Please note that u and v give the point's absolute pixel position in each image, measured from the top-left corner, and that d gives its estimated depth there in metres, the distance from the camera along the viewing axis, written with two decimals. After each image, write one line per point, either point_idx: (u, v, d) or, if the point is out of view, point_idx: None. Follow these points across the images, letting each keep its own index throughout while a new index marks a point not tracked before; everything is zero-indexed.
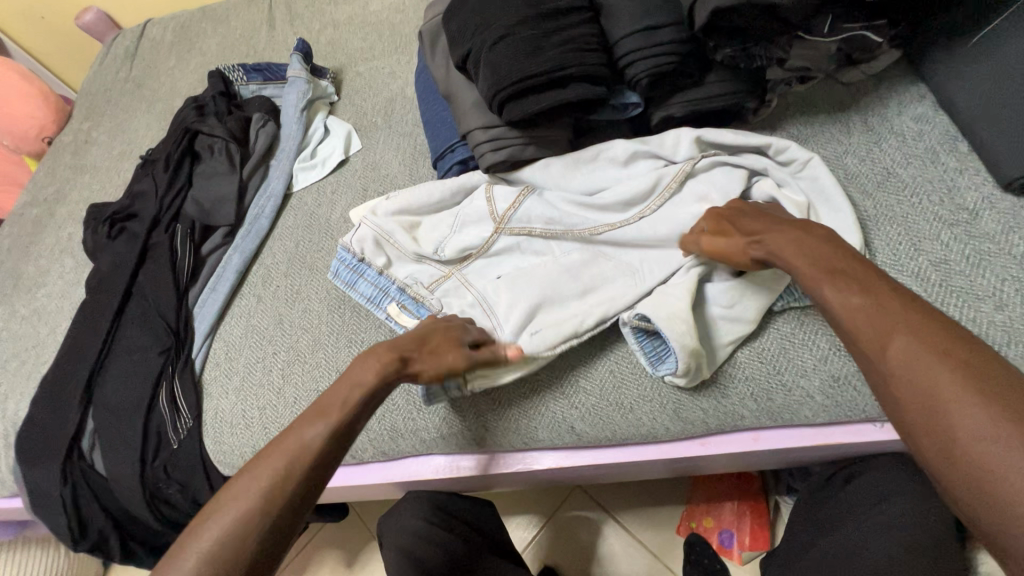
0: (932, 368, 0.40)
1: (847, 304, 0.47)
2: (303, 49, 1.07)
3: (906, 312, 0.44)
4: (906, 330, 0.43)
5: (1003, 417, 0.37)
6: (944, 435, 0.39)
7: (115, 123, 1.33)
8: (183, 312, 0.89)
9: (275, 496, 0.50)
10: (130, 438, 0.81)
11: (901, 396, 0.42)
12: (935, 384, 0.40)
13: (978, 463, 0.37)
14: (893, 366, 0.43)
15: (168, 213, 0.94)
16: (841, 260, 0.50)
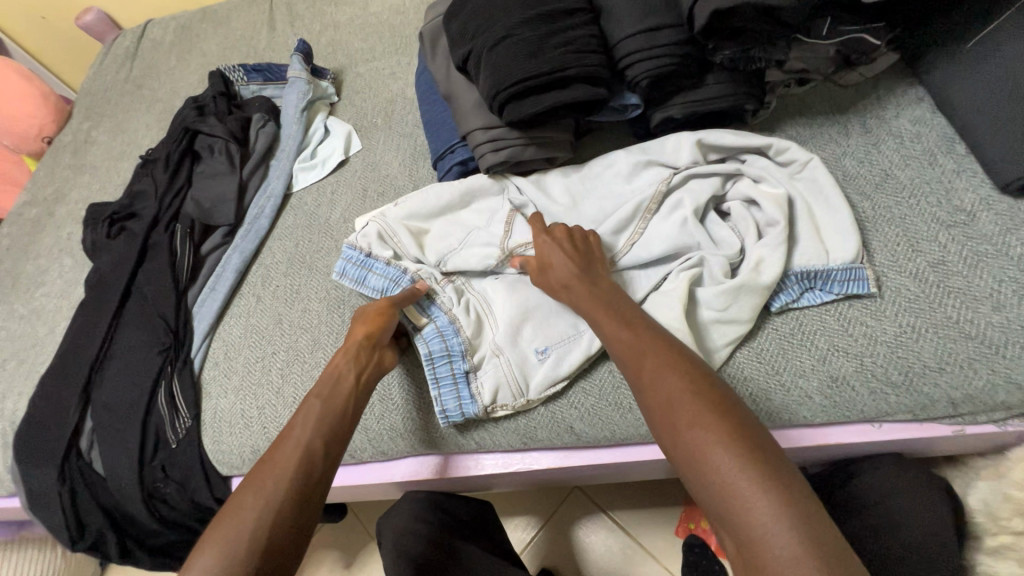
0: (683, 399, 0.46)
1: (619, 336, 0.55)
2: (304, 49, 1.07)
3: (656, 351, 0.51)
4: (655, 354, 0.51)
5: (709, 432, 0.43)
6: (691, 457, 0.44)
7: (114, 123, 1.33)
8: (183, 312, 0.89)
9: (274, 498, 0.51)
10: (129, 438, 0.80)
11: (654, 413, 0.48)
12: (686, 415, 0.46)
13: (716, 480, 0.42)
14: (648, 389, 0.49)
15: (168, 213, 0.94)
16: (616, 298, 0.59)
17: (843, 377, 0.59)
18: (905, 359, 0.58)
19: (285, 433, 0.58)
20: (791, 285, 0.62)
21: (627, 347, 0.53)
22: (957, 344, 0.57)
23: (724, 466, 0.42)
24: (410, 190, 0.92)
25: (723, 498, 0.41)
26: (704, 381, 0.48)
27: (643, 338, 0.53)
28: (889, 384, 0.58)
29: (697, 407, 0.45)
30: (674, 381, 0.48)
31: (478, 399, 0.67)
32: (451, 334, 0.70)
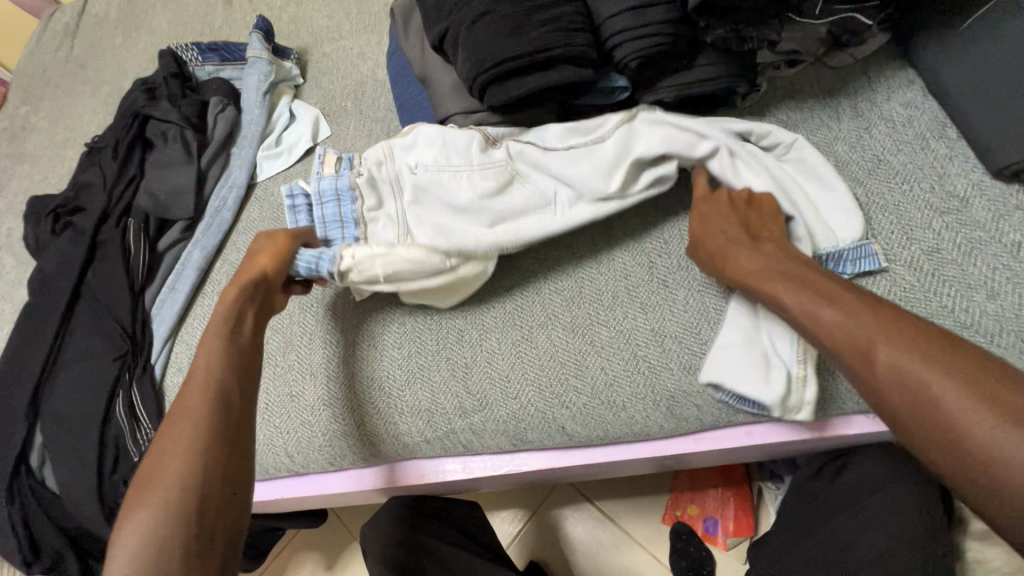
0: (916, 368, 0.42)
1: (815, 312, 0.49)
2: (264, 27, 0.99)
3: (875, 313, 0.46)
4: (882, 330, 0.45)
5: (969, 396, 0.40)
6: (929, 420, 0.41)
7: (55, 107, 1.22)
8: (140, 315, 0.82)
9: (180, 458, 0.46)
10: (86, 452, 0.75)
11: (891, 398, 0.43)
12: (927, 384, 0.41)
13: (964, 446, 0.39)
14: (883, 368, 0.44)
15: (118, 206, 0.87)
16: (803, 270, 0.53)
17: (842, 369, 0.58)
18: None
19: (188, 382, 0.52)
20: None
21: (830, 321, 0.47)
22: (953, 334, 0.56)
23: (1016, 455, 0.37)
24: None
25: (1015, 489, 0.36)
26: (965, 353, 0.42)
27: (869, 306, 0.47)
28: None
29: (965, 387, 0.40)
30: (913, 354, 0.43)
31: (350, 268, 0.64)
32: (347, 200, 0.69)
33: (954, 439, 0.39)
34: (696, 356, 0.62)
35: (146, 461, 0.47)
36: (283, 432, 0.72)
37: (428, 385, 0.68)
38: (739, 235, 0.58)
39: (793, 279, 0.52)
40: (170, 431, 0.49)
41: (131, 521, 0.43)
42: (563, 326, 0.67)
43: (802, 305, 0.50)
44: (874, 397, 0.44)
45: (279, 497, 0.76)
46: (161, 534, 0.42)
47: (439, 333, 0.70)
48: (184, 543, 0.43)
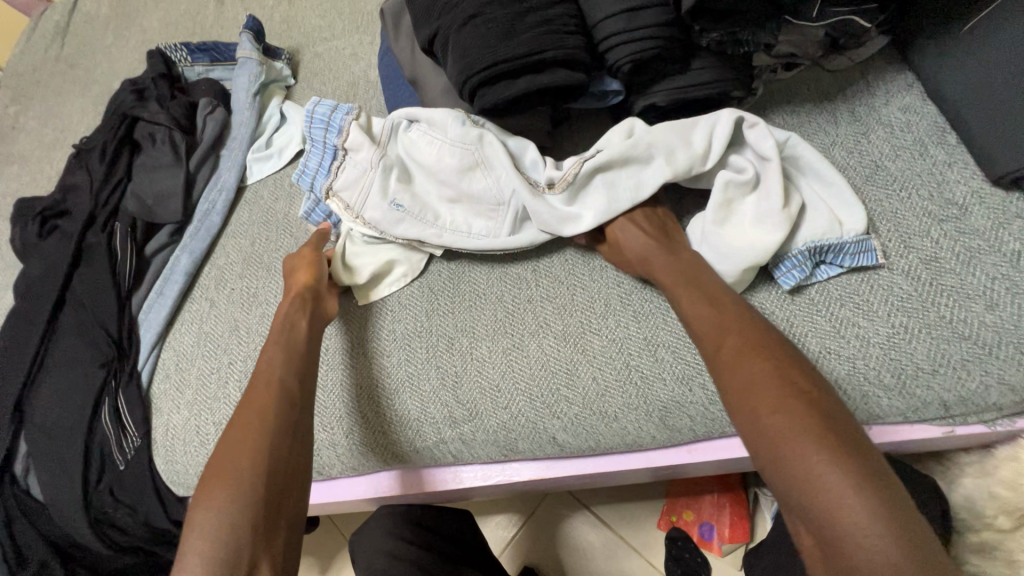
0: (754, 365, 0.48)
1: (692, 310, 0.55)
2: (254, 26, 0.97)
3: (739, 319, 0.52)
4: (736, 334, 0.51)
5: (792, 398, 0.45)
6: (754, 411, 0.46)
7: (44, 107, 1.21)
8: (127, 320, 0.81)
9: (251, 456, 0.52)
10: (71, 460, 0.74)
11: (734, 394, 0.48)
12: (755, 378, 0.47)
13: (778, 439, 0.44)
14: (728, 363, 0.50)
15: (105, 210, 0.85)
16: (699, 276, 0.58)
17: (837, 381, 0.57)
18: (900, 361, 0.56)
19: (252, 387, 0.59)
20: (802, 264, 0.59)
21: (705, 319, 0.54)
22: (950, 345, 0.55)
23: (819, 463, 0.41)
24: None
25: (799, 480, 0.42)
26: (799, 371, 0.47)
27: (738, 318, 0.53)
28: (881, 386, 0.56)
29: (790, 399, 0.45)
30: (761, 361, 0.48)
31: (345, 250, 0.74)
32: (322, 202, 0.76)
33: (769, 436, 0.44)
34: (689, 366, 0.61)
35: (214, 460, 0.53)
36: None
37: (404, 392, 0.68)
38: (652, 247, 0.61)
39: (682, 284, 0.57)
40: (233, 434, 0.55)
41: (205, 513, 0.49)
42: (555, 335, 0.65)
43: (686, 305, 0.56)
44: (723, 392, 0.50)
45: None
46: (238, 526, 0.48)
47: (428, 340, 0.69)
48: (254, 527, 0.49)
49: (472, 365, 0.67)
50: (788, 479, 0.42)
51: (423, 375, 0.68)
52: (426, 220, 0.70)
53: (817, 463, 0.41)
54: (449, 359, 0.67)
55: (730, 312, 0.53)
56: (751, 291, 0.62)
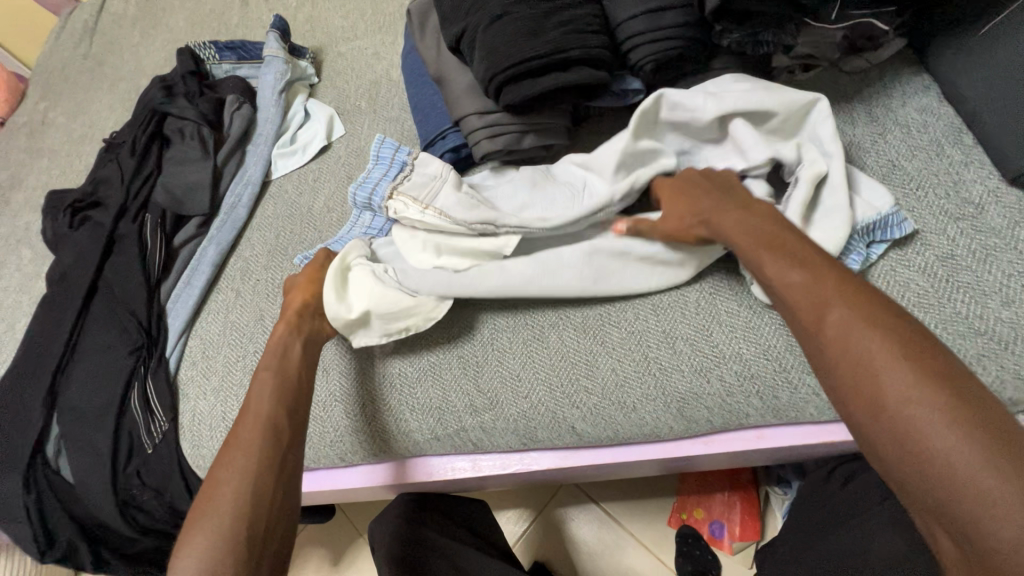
0: (868, 336, 0.40)
1: (793, 286, 0.46)
2: (280, 26, 1.00)
3: (848, 288, 0.44)
4: (844, 303, 0.43)
5: (917, 373, 0.38)
6: (872, 395, 0.39)
7: (73, 103, 1.24)
8: (155, 309, 0.83)
9: (244, 491, 0.51)
10: (101, 443, 0.76)
11: (833, 361, 0.42)
12: (865, 350, 0.40)
13: (902, 423, 0.37)
14: (832, 339, 0.42)
15: (136, 201, 0.88)
16: (784, 237, 0.50)
17: None
18: None
19: (245, 414, 0.57)
20: (857, 250, 0.59)
21: (793, 284, 0.46)
22: (967, 340, 0.56)
23: (937, 432, 0.35)
24: None
25: (937, 477, 0.35)
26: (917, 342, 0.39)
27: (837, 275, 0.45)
28: None
29: (912, 368, 0.38)
30: (872, 318, 0.41)
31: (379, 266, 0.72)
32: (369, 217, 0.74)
33: (886, 410, 0.38)
34: (707, 359, 0.62)
35: (208, 491, 0.51)
36: None
37: (427, 386, 0.69)
38: (709, 211, 0.56)
39: (762, 248, 0.50)
40: (227, 463, 0.53)
41: (196, 547, 0.47)
42: (574, 327, 0.67)
43: (773, 270, 0.48)
44: (818, 359, 0.43)
45: None
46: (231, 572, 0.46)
47: (450, 340, 0.70)
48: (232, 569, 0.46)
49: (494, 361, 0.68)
50: (916, 470, 0.36)
51: (449, 370, 0.69)
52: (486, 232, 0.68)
53: (951, 450, 0.34)
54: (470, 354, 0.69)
55: (837, 283, 0.44)
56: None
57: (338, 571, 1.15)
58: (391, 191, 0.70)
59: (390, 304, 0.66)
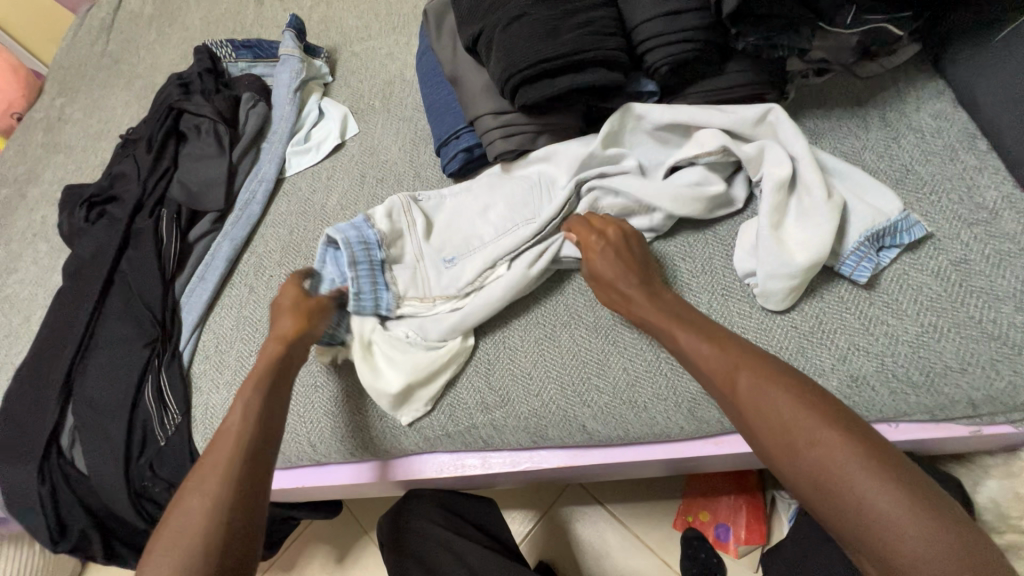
0: (772, 396, 0.47)
1: (705, 354, 0.53)
2: (296, 26, 1.01)
3: (745, 352, 0.51)
4: (746, 367, 0.49)
5: (814, 419, 0.44)
6: (788, 449, 0.45)
7: (90, 100, 1.26)
8: (170, 302, 0.84)
9: (193, 526, 0.49)
10: (115, 434, 0.77)
11: (757, 427, 0.47)
12: (772, 402, 0.47)
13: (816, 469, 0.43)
14: (747, 402, 0.48)
15: (152, 197, 0.89)
16: (692, 318, 0.57)
17: (866, 375, 0.58)
18: (928, 359, 0.57)
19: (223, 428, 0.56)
20: (867, 256, 0.59)
21: (708, 355, 0.52)
22: (979, 345, 0.56)
23: (849, 471, 0.42)
24: (411, 177, 0.88)
25: (854, 517, 0.41)
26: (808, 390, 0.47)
27: (736, 344, 0.52)
28: (909, 383, 0.57)
29: (817, 419, 0.44)
30: (779, 380, 0.48)
31: (393, 287, 0.70)
32: (368, 233, 0.71)
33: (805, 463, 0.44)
34: None
35: (171, 523, 0.51)
36: (306, 422, 0.73)
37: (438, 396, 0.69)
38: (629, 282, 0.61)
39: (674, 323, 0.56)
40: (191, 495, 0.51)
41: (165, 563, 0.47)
42: (587, 326, 0.67)
43: (691, 343, 0.54)
44: (744, 426, 0.49)
45: (299, 485, 0.77)
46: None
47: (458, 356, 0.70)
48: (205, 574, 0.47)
49: (505, 375, 0.68)
50: (836, 510, 0.42)
51: (456, 388, 0.69)
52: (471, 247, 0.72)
53: (857, 484, 0.41)
54: (475, 371, 0.69)
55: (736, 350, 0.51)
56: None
57: (343, 568, 1.15)
58: (398, 300, 0.70)
59: (428, 362, 0.66)
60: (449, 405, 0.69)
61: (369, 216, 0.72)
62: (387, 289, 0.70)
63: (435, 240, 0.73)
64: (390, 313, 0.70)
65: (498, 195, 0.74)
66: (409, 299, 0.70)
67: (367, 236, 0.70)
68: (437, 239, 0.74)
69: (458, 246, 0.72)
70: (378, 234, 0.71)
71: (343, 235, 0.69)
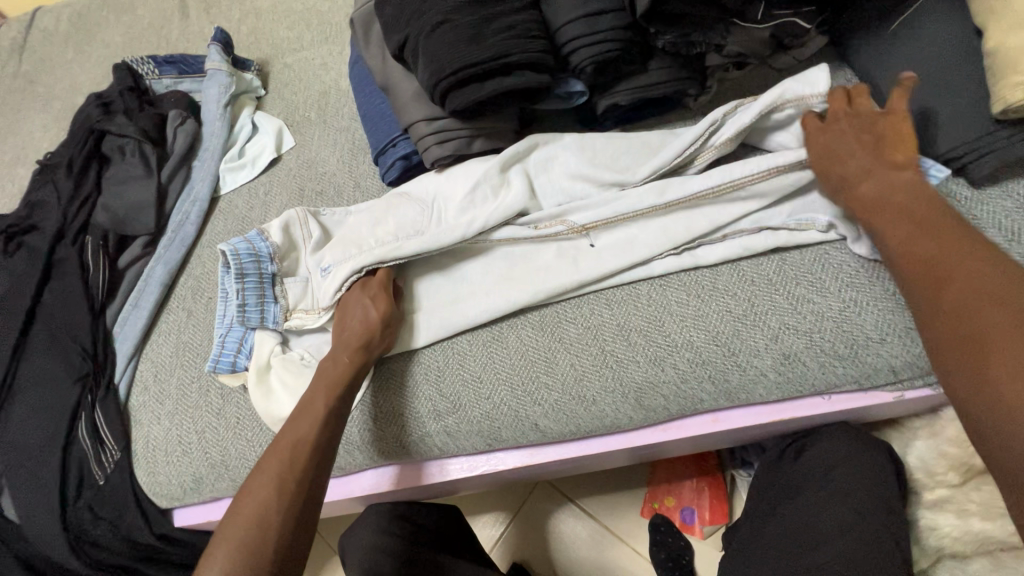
0: (985, 310, 0.42)
1: (918, 251, 0.49)
2: (222, 39, 0.98)
3: (982, 256, 0.46)
4: (971, 272, 0.45)
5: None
6: (977, 357, 0.41)
7: (4, 125, 1.18)
8: (101, 334, 0.80)
9: (302, 454, 0.57)
10: (48, 477, 0.72)
11: (948, 343, 0.44)
12: (981, 310, 0.43)
13: (1007, 393, 0.39)
14: (952, 307, 0.44)
15: (75, 223, 0.84)
16: (923, 207, 0.51)
17: (794, 354, 0.61)
18: (849, 333, 0.60)
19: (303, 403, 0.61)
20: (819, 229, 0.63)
21: (923, 254, 0.48)
22: (894, 316, 0.60)
23: None
24: (352, 188, 0.87)
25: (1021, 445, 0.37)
26: None
27: (978, 253, 0.46)
28: (836, 357, 0.61)
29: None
30: (966, 248, 0.46)
31: (282, 300, 0.70)
32: (260, 242, 0.71)
33: (1002, 399, 0.39)
34: (660, 348, 0.64)
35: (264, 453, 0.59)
36: (257, 444, 0.71)
37: (402, 401, 0.68)
38: (864, 159, 0.56)
39: (886, 198, 0.53)
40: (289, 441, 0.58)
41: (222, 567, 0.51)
42: (532, 325, 0.68)
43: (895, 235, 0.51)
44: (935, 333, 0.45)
45: None
46: (268, 511, 0.53)
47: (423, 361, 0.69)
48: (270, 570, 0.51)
49: (462, 376, 0.67)
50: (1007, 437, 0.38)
51: (417, 395, 0.68)
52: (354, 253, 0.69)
53: None
54: (430, 377, 0.68)
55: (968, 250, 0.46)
56: (713, 275, 0.66)
57: None
58: (286, 311, 0.70)
59: None
60: (409, 415, 0.68)
61: (264, 231, 0.72)
62: (275, 302, 0.70)
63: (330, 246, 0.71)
64: (276, 325, 0.69)
65: (391, 211, 0.73)
66: (298, 311, 0.70)
67: (259, 249, 0.70)
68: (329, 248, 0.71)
69: (336, 254, 0.69)
70: (271, 248, 0.71)
71: (231, 247, 0.69)
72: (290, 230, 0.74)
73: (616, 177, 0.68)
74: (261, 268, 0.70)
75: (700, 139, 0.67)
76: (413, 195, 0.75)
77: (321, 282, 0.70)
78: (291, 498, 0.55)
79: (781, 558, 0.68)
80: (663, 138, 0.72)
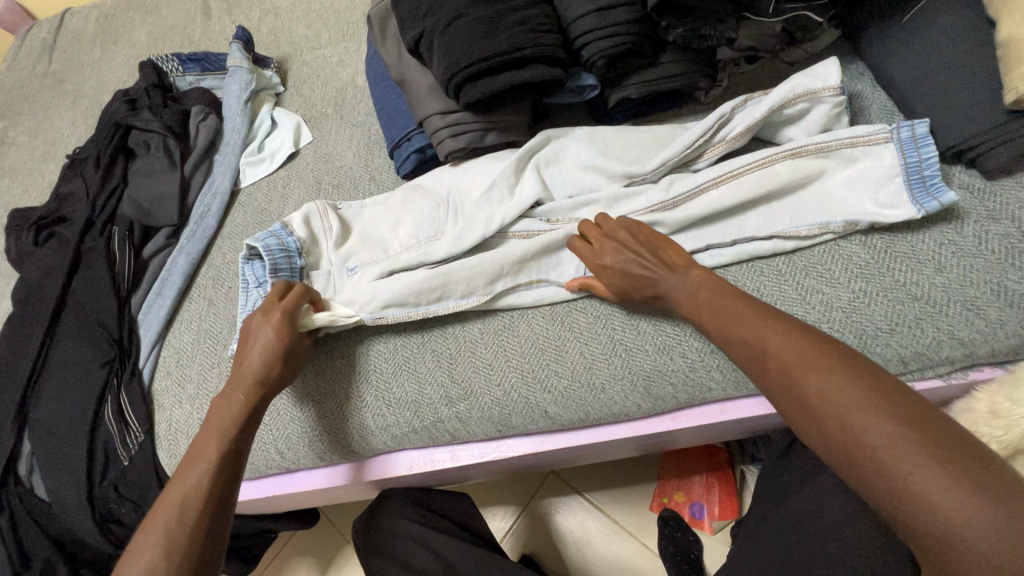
0: (806, 368, 0.47)
1: (726, 326, 0.54)
2: (243, 37, 1.01)
3: (779, 325, 0.51)
4: (776, 337, 0.50)
5: (852, 386, 0.44)
6: (818, 414, 0.45)
7: (34, 121, 1.23)
8: (126, 321, 0.83)
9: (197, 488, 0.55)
10: (75, 457, 0.75)
11: (790, 404, 0.47)
12: (797, 369, 0.47)
13: (853, 438, 0.42)
14: (781, 372, 0.48)
15: (102, 215, 0.88)
16: (720, 286, 0.58)
17: None
18: (860, 323, 0.61)
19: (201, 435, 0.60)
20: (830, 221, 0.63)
21: (737, 332, 0.53)
22: (905, 306, 0.60)
23: (880, 443, 0.41)
24: (367, 182, 0.89)
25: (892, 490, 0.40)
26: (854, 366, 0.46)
27: (767, 321, 0.52)
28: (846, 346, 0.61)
29: (857, 396, 0.44)
30: (808, 358, 0.47)
31: None
32: (286, 235, 0.73)
33: (851, 446, 0.43)
34: (669, 337, 0.65)
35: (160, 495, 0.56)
36: (272, 428, 0.72)
37: (413, 389, 0.70)
38: (650, 269, 0.61)
39: (703, 308, 0.57)
40: (188, 472, 0.57)
41: None
42: (543, 315, 0.69)
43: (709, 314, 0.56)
44: (776, 397, 0.49)
45: (269, 495, 0.76)
46: (165, 535, 0.52)
47: (430, 353, 0.71)
48: None
49: (473, 363, 0.69)
50: (878, 484, 0.41)
51: (428, 382, 0.70)
52: (380, 255, 0.74)
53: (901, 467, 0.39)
54: (443, 364, 0.70)
55: (768, 322, 0.52)
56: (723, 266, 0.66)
57: None
58: None
59: None
60: (420, 403, 0.69)
61: (286, 224, 0.74)
62: None
63: (353, 246, 0.75)
64: None
65: (409, 209, 0.76)
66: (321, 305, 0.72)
67: (287, 244, 0.72)
68: (354, 247, 0.74)
69: (364, 256, 0.74)
70: (298, 241, 0.73)
71: (262, 243, 0.70)
72: (311, 223, 0.75)
73: (626, 169, 0.70)
74: (293, 261, 0.72)
75: (710, 132, 0.68)
76: (429, 189, 0.77)
77: (344, 278, 0.73)
78: (181, 511, 0.53)
79: (789, 549, 0.68)
80: (673, 132, 0.73)
